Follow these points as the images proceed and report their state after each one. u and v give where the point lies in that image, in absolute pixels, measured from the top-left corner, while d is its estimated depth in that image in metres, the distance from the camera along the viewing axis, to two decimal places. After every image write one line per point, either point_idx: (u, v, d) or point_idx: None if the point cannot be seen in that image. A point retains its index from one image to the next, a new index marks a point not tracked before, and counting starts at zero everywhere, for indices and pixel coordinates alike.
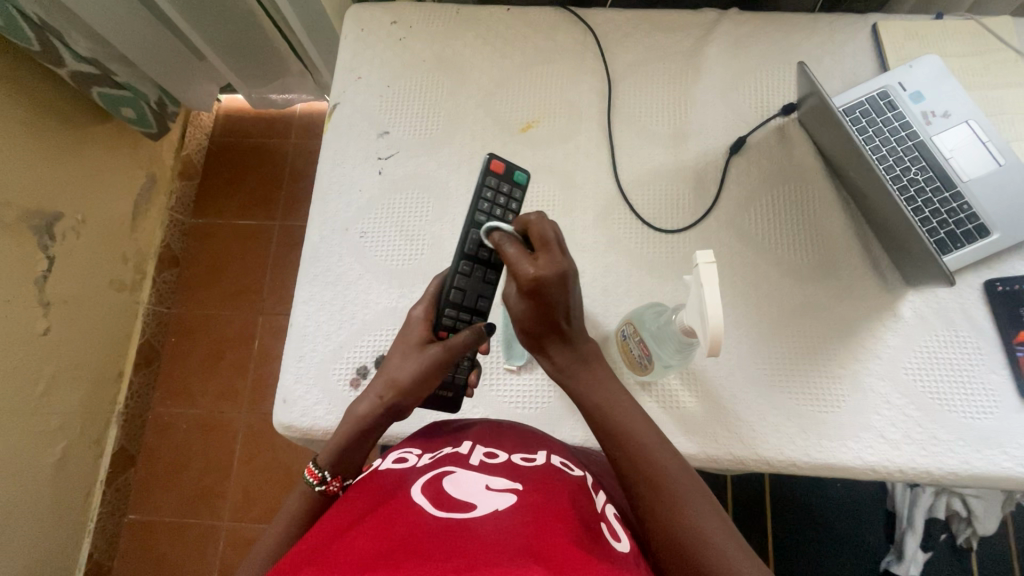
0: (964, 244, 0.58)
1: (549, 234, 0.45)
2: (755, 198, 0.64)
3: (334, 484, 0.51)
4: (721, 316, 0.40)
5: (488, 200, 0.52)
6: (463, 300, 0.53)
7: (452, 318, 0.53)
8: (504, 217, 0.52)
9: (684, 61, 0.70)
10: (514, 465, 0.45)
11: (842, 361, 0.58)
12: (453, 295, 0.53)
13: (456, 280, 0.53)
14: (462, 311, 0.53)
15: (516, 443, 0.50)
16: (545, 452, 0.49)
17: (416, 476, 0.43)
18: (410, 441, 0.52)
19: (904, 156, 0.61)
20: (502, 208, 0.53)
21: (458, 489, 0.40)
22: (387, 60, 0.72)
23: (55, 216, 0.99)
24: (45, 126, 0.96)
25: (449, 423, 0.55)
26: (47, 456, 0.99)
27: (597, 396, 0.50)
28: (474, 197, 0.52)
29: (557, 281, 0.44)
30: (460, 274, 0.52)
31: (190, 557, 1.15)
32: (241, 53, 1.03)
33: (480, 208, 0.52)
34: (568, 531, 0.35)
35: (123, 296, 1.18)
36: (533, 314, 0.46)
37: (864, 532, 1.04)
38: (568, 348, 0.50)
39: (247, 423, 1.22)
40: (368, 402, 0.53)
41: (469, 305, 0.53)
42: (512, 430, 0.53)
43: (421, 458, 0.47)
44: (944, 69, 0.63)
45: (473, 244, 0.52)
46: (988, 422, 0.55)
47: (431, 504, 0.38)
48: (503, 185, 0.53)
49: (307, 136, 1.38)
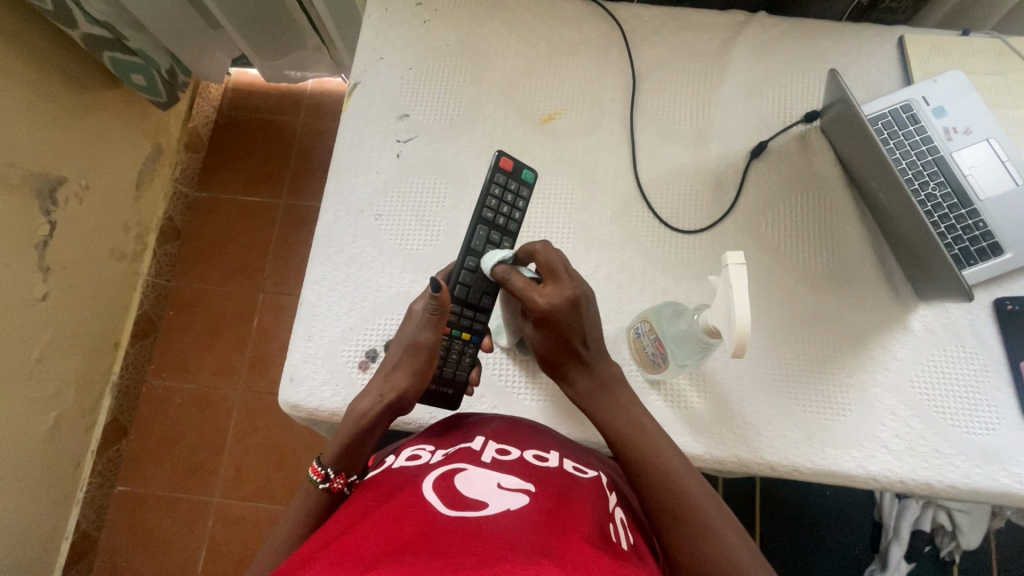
0: (977, 261, 0.59)
1: (555, 263, 0.50)
2: (774, 203, 0.64)
3: (338, 482, 0.51)
4: (748, 319, 0.40)
5: (495, 197, 0.56)
6: (467, 297, 0.55)
7: (457, 314, 0.56)
8: (509, 213, 0.56)
9: (709, 62, 0.69)
10: (527, 464, 0.46)
11: (852, 372, 0.59)
12: (457, 291, 0.55)
13: (462, 276, 0.55)
14: (466, 307, 0.56)
15: (529, 440, 0.50)
16: (557, 452, 0.50)
17: (428, 471, 0.44)
18: (421, 438, 0.52)
19: (923, 170, 0.62)
20: (509, 205, 0.56)
21: (470, 487, 0.41)
22: (410, 42, 0.71)
23: (59, 180, 0.97)
24: (53, 86, 0.94)
25: (463, 418, 0.55)
26: (41, 423, 0.98)
27: (618, 421, 0.52)
28: (483, 195, 0.55)
29: (568, 307, 0.50)
30: (466, 269, 0.55)
31: (181, 531, 1.14)
32: (257, 26, 1.02)
33: (488, 205, 0.55)
34: (581, 532, 0.36)
35: (123, 266, 1.16)
36: (549, 341, 0.52)
37: (850, 541, 1.05)
38: (589, 373, 0.55)
39: (243, 401, 1.22)
40: (369, 400, 0.54)
41: (473, 302, 0.56)
42: (523, 425, 0.53)
43: (434, 454, 0.48)
44: (967, 85, 0.63)
45: (480, 241, 0.55)
46: (990, 438, 0.56)
47: (443, 502, 0.39)
48: (511, 182, 0.56)
49: (317, 114, 1.37)
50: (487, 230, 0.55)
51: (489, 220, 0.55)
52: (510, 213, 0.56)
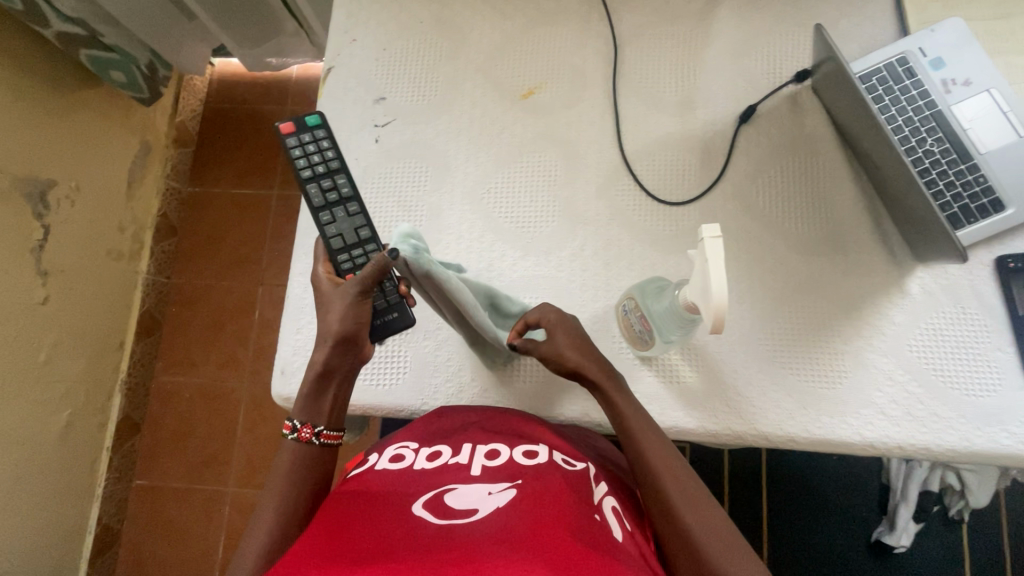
0: (978, 219, 0.57)
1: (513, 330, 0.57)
2: (765, 169, 0.62)
3: (305, 430, 0.49)
4: (725, 293, 0.39)
5: (302, 156, 0.54)
6: (345, 241, 0.53)
7: (348, 258, 0.53)
8: (323, 156, 0.54)
9: (694, 24, 0.67)
10: (516, 465, 0.45)
11: (849, 339, 0.58)
12: (335, 242, 0.53)
13: (328, 229, 0.53)
14: (352, 249, 0.53)
15: (518, 438, 0.50)
16: (546, 445, 0.49)
17: (415, 479, 0.43)
18: (406, 435, 0.52)
19: (920, 126, 0.59)
20: (318, 151, 0.55)
21: (459, 498, 0.40)
22: (382, 21, 0.69)
23: (49, 183, 0.97)
24: (34, 88, 0.93)
25: (444, 412, 0.55)
26: (54, 423, 1.00)
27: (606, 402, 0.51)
28: (289, 163, 0.54)
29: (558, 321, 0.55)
30: (326, 223, 0.53)
31: (199, 520, 1.18)
32: (233, 14, 0.99)
33: (299, 165, 0.54)
34: (574, 528, 0.36)
35: (121, 266, 1.17)
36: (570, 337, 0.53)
37: (856, 505, 1.05)
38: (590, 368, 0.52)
39: (250, 393, 1.23)
40: (321, 350, 0.51)
41: (355, 241, 0.53)
42: (506, 416, 0.54)
43: (419, 456, 0.47)
44: (966, 34, 0.60)
45: (318, 196, 0.54)
46: (990, 399, 0.55)
47: (432, 514, 0.38)
48: (304, 134, 0.55)
49: (303, 102, 1.35)
50: (315, 184, 0.54)
51: (310, 176, 0.54)
52: (323, 158, 0.55)
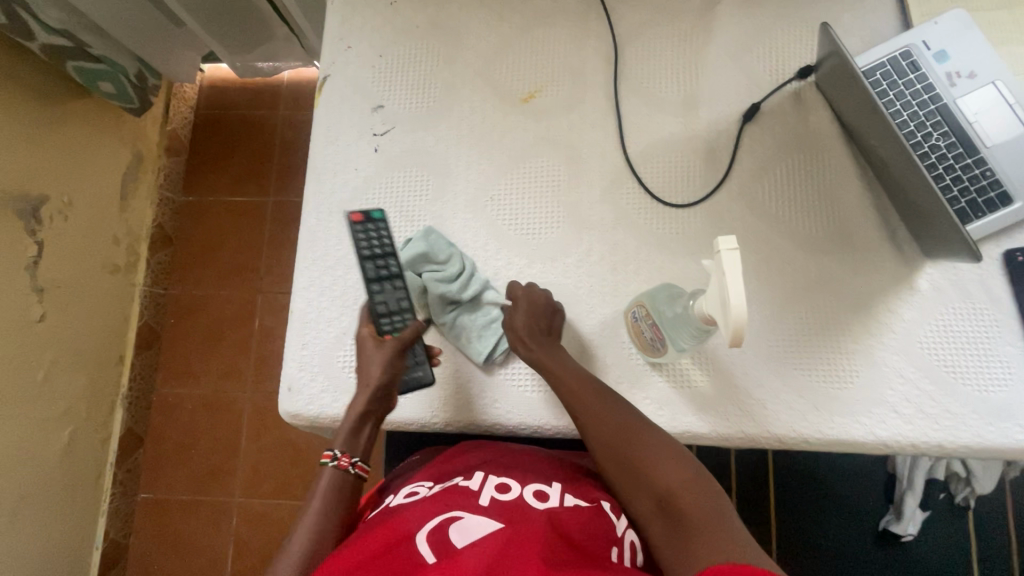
0: (986, 213, 0.56)
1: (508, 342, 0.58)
2: (770, 168, 0.62)
3: (344, 460, 0.51)
4: (744, 307, 0.38)
5: (363, 234, 0.57)
6: (389, 308, 0.56)
7: (389, 320, 0.56)
8: (382, 235, 0.57)
9: (694, 21, 0.66)
10: (525, 503, 0.46)
11: (859, 337, 0.57)
12: (379, 309, 0.56)
13: (376, 298, 0.55)
14: (394, 316, 0.56)
15: (531, 475, 0.51)
16: (560, 485, 0.50)
17: (426, 511, 0.44)
18: (422, 473, 0.53)
19: (926, 121, 0.58)
20: (378, 231, 0.58)
21: (468, 532, 0.41)
22: (377, 26, 0.67)
23: (41, 199, 0.95)
24: (22, 102, 0.91)
25: (467, 447, 0.56)
26: (56, 441, 0.99)
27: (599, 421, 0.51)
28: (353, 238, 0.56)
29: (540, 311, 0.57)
30: (377, 294, 0.56)
31: (206, 532, 1.17)
32: (223, 21, 0.98)
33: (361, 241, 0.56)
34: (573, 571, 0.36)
35: (117, 279, 1.16)
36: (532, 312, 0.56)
37: (863, 496, 1.05)
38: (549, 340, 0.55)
39: (252, 402, 1.22)
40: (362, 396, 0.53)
41: (398, 310, 0.56)
42: (525, 454, 0.55)
43: (430, 491, 0.49)
44: (970, 25, 0.60)
45: (374, 269, 0.56)
46: (1002, 394, 0.55)
47: (439, 549, 0.39)
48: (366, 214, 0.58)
49: (296, 106, 1.33)
50: (373, 260, 0.56)
51: (370, 252, 0.56)
52: (383, 236, 0.58)
